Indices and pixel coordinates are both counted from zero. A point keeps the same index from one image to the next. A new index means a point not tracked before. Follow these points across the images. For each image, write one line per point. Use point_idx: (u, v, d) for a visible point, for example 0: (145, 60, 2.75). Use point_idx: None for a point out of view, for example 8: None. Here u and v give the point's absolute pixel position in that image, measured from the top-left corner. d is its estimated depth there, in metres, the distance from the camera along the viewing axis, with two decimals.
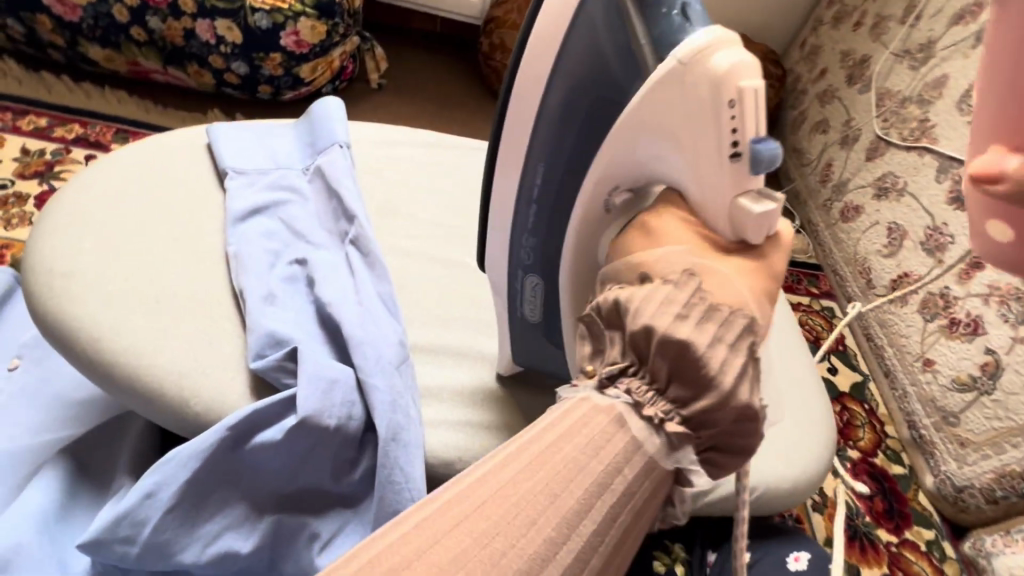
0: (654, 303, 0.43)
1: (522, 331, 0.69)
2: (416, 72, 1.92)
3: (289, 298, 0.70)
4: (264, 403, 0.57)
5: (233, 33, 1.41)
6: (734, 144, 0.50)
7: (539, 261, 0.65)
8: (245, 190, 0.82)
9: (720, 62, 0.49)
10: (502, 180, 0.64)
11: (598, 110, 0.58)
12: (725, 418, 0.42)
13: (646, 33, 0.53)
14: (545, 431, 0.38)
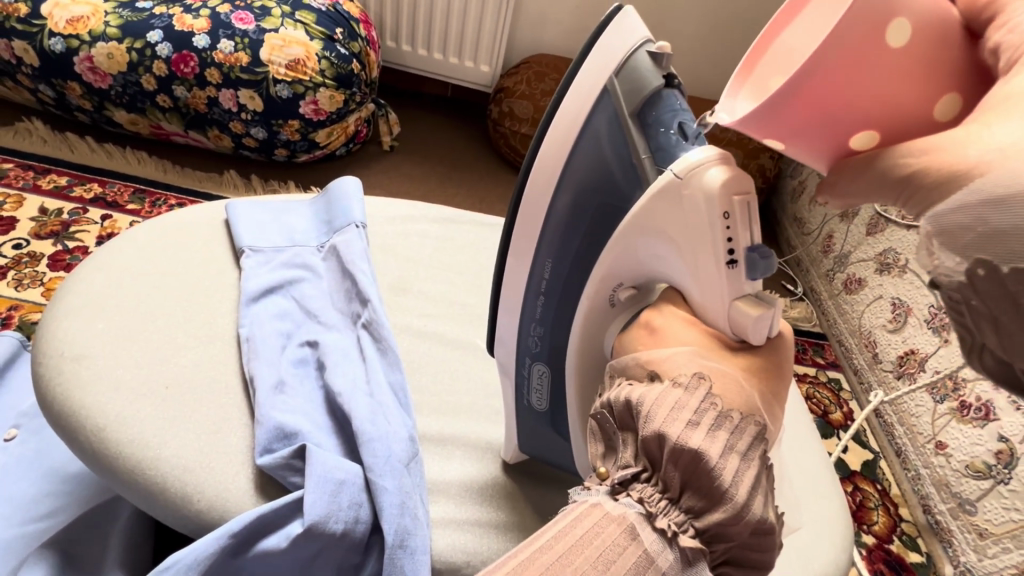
0: (665, 408, 0.41)
1: (529, 418, 0.67)
2: (427, 134, 1.99)
3: (299, 384, 0.70)
4: (272, 506, 0.56)
5: (255, 101, 1.46)
6: (729, 251, 0.49)
7: (544, 358, 0.64)
8: (259, 267, 0.82)
9: (715, 176, 0.48)
10: (515, 264, 0.63)
11: (603, 214, 0.56)
12: (742, 531, 0.39)
13: (647, 148, 0.53)
14: (557, 538, 0.36)
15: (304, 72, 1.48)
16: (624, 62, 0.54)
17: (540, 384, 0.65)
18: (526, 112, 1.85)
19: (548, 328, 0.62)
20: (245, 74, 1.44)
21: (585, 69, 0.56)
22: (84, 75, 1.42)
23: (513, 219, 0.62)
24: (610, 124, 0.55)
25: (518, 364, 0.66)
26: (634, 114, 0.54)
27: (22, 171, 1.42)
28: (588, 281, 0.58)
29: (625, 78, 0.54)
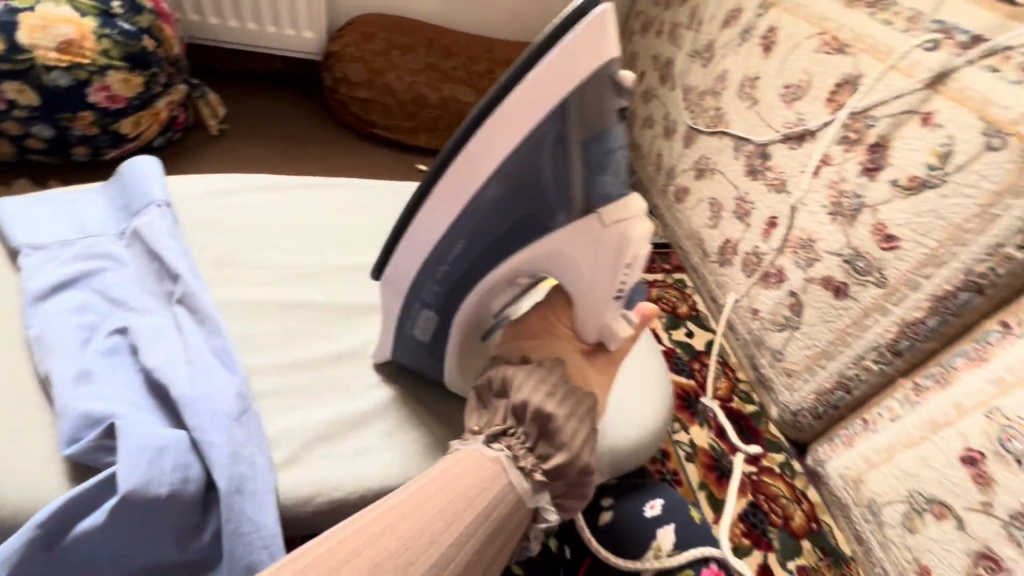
0: (530, 383, 0.61)
1: (410, 343, 0.74)
2: (262, 111, 1.87)
3: (108, 371, 0.66)
4: (79, 489, 0.53)
5: (27, 95, 1.28)
6: (618, 294, 0.63)
7: (433, 307, 0.69)
8: (45, 265, 0.76)
9: (632, 229, 0.58)
10: (430, 221, 0.62)
11: (523, 219, 0.60)
12: (573, 472, 0.60)
13: (581, 186, 0.57)
14: (449, 470, 0.56)
15: (80, 54, 1.30)
16: (586, 83, 0.52)
17: (424, 325, 0.71)
18: (361, 75, 1.82)
19: (446, 287, 0.67)
20: (3, 64, 1.24)
21: (545, 66, 0.51)
22: None
23: (439, 181, 0.60)
24: (554, 147, 0.55)
25: (407, 305, 0.69)
26: (580, 144, 0.55)
27: None
28: (497, 267, 0.64)
29: (580, 106, 0.53)
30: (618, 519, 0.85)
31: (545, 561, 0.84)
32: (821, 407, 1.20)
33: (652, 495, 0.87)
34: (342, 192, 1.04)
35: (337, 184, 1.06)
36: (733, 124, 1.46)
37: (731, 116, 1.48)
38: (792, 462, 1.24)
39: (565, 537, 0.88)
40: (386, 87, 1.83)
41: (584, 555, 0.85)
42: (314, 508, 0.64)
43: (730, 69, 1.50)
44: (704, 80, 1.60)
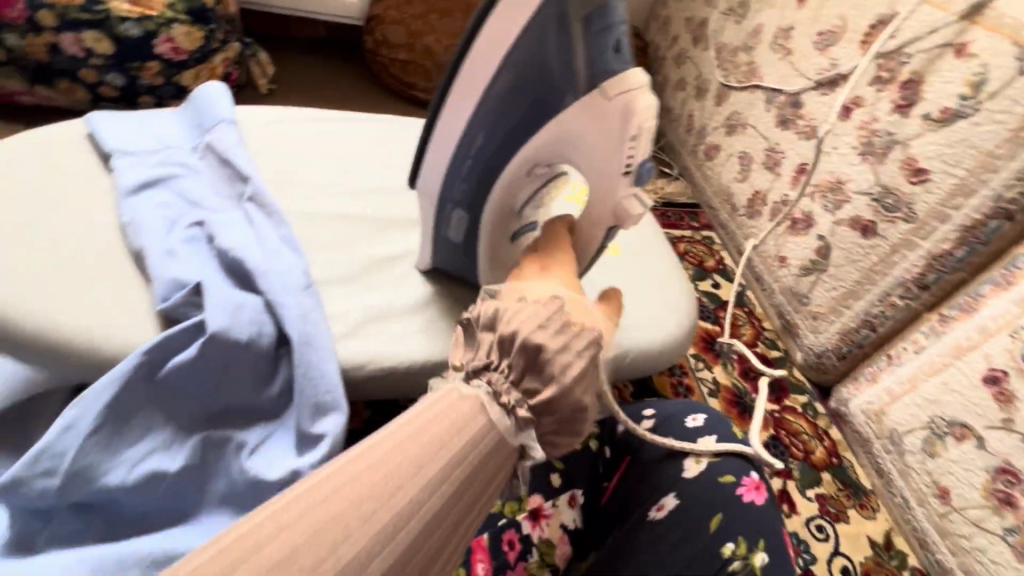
0: (523, 311, 0.47)
1: (444, 245, 0.78)
2: (306, 73, 1.97)
3: (191, 252, 0.75)
4: (173, 330, 0.61)
5: (103, 44, 1.39)
6: (628, 167, 0.62)
7: (462, 209, 0.72)
8: (131, 167, 0.85)
9: (640, 99, 0.58)
10: (447, 122, 0.64)
11: (535, 106, 0.60)
12: (567, 408, 0.46)
13: (585, 62, 0.56)
14: (414, 415, 0.40)
15: (152, 8, 1.43)
16: None
17: (454, 225, 0.74)
18: (401, 37, 1.88)
19: (471, 187, 0.69)
20: (84, 14, 1.36)
21: None
22: None
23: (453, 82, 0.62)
24: (557, 24, 0.55)
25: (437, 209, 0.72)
26: (579, 19, 0.54)
27: None
28: (512, 160, 0.65)
29: None
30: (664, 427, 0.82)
31: (585, 460, 0.82)
32: (845, 347, 1.22)
33: (698, 410, 0.83)
34: (387, 124, 1.10)
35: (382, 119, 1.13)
36: (766, 77, 1.47)
37: (764, 70, 1.49)
38: (815, 404, 1.25)
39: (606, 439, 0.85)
40: (425, 49, 1.89)
41: (625, 454, 0.83)
42: (367, 372, 0.72)
43: (764, 23, 1.51)
44: (738, 36, 1.61)
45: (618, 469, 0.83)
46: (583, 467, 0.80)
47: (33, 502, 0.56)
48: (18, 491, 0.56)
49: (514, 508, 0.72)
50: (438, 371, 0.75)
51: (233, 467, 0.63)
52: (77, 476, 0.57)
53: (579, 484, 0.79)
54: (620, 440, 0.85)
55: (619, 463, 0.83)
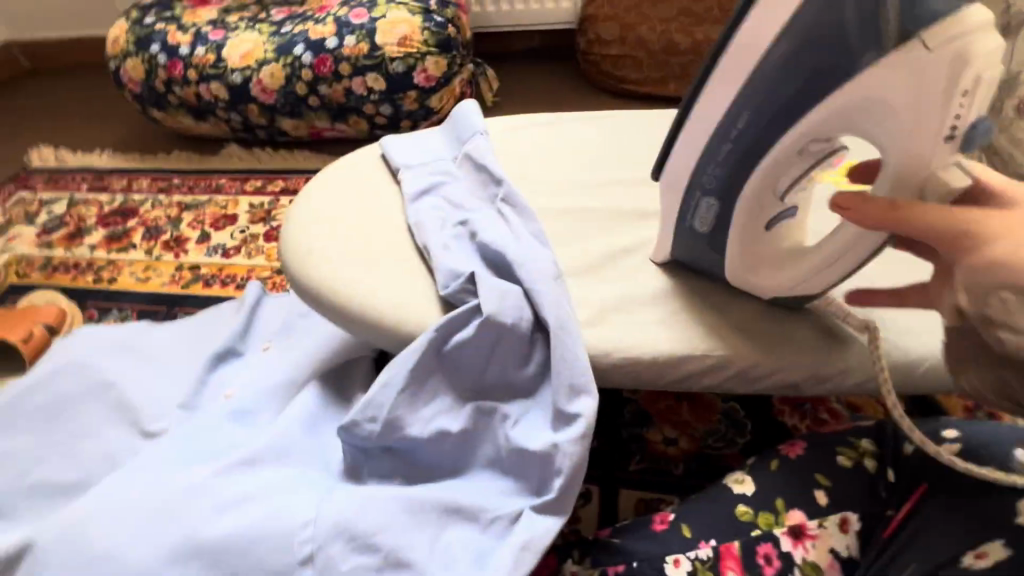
0: None
1: (688, 238, 0.75)
2: (523, 83, 2.13)
3: (460, 247, 0.88)
4: (455, 312, 0.72)
5: (379, 82, 1.73)
6: (951, 130, 0.55)
7: (715, 194, 0.70)
8: (413, 179, 1.04)
9: (975, 46, 0.52)
10: (710, 102, 0.65)
11: (819, 71, 0.58)
12: None
13: (896, 13, 0.53)
14: None
15: (411, 45, 1.72)
16: None
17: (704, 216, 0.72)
18: (614, 33, 1.89)
19: (728, 169, 0.67)
20: (367, 60, 1.71)
21: None
22: (258, 96, 1.79)
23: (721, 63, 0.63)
24: None
25: (686, 195, 0.71)
26: None
27: (234, 182, 1.85)
28: (786, 134, 0.62)
29: None
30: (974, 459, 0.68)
31: (861, 480, 0.71)
32: None
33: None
34: (617, 117, 1.12)
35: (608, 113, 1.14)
36: None
37: None
38: None
39: (887, 461, 0.72)
40: (637, 41, 1.87)
41: (919, 480, 0.69)
42: (612, 361, 0.73)
43: None
44: None
45: (910, 497, 0.69)
46: (860, 490, 0.70)
47: (363, 439, 0.73)
48: (355, 429, 0.73)
49: (771, 521, 0.70)
50: (690, 364, 0.72)
51: (499, 436, 0.71)
52: (390, 425, 0.72)
53: (853, 507, 0.69)
54: (907, 464, 0.71)
55: (908, 490, 0.69)
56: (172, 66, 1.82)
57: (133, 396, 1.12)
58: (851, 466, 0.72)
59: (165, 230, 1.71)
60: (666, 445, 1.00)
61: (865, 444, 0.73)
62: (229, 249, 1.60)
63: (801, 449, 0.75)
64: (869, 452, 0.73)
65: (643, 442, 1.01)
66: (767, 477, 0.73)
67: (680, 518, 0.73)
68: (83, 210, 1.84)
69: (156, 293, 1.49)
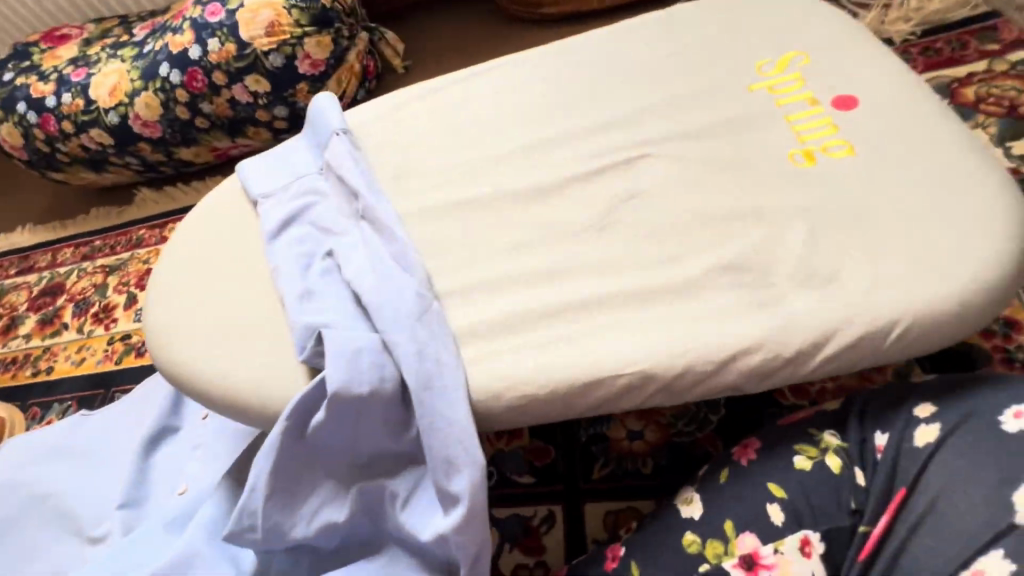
0: None
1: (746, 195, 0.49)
2: (432, 37, 1.87)
3: (324, 289, 0.73)
4: (303, 391, 0.59)
5: (262, 83, 1.53)
6: None
7: None
8: (273, 209, 0.88)
9: None
10: None
11: None
12: None
13: None
14: None
15: (282, 32, 1.49)
16: None
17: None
18: None
19: None
20: (240, 62, 1.50)
21: None
22: (143, 132, 1.61)
23: None
24: None
25: None
26: None
27: (152, 231, 1.71)
28: None
29: None
30: (950, 445, 0.59)
31: (828, 485, 0.61)
32: None
33: (1021, 399, 0.60)
34: (497, 72, 0.91)
35: (490, 67, 0.93)
36: None
37: None
38: None
39: (855, 455, 0.63)
40: None
41: (895, 482, 0.61)
42: (506, 403, 0.59)
43: None
44: None
45: (888, 505, 0.60)
46: (823, 495, 0.61)
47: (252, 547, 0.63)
48: (240, 541, 0.63)
49: (719, 551, 0.61)
50: (599, 391, 0.58)
51: (393, 521, 0.60)
52: (271, 532, 0.61)
53: (818, 518, 0.60)
54: (876, 458, 0.62)
55: (884, 495, 0.60)
56: (45, 122, 1.64)
57: (73, 503, 1.06)
58: (811, 468, 0.63)
59: (93, 301, 1.61)
60: (631, 441, 0.88)
61: (827, 437, 0.64)
62: None
63: (755, 453, 0.66)
64: (833, 446, 0.64)
65: (606, 443, 0.88)
66: (718, 494, 0.64)
67: (630, 552, 0.64)
68: (14, 296, 1.75)
69: (92, 374, 1.40)
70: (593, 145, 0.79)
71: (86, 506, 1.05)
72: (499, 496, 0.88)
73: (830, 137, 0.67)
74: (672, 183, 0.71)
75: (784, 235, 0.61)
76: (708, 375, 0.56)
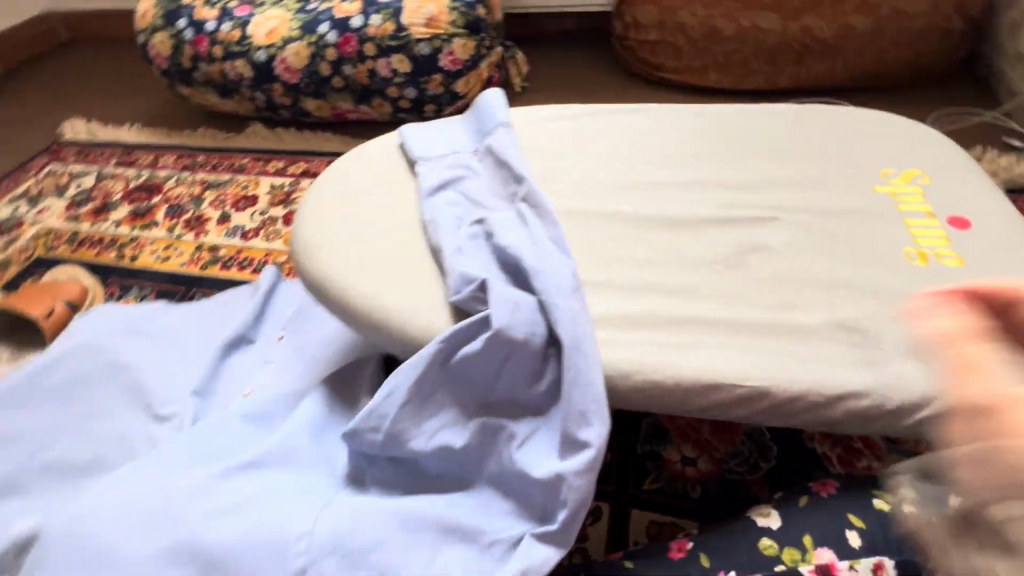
0: None
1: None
2: (552, 69, 2.03)
3: (475, 249, 0.83)
4: (466, 323, 0.69)
5: (404, 64, 1.68)
6: None
7: None
8: (430, 171, 0.98)
9: None
10: None
11: None
12: None
13: None
14: None
15: (439, 27, 1.66)
16: None
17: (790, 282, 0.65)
18: (652, 17, 1.79)
19: None
20: (393, 41, 1.66)
21: None
22: (282, 75, 1.75)
23: None
24: None
25: None
26: None
27: (255, 162, 1.83)
28: None
29: None
30: None
31: None
32: None
33: None
34: (649, 114, 1.04)
35: (642, 108, 1.06)
36: None
37: None
38: None
39: None
40: (677, 25, 1.76)
41: None
42: (634, 382, 0.68)
43: None
44: None
45: None
46: (900, 534, 0.66)
47: (367, 447, 0.70)
48: (358, 439, 0.71)
49: (795, 557, 0.66)
50: (717, 394, 0.67)
51: (505, 456, 0.68)
52: (391, 438, 0.69)
53: (894, 551, 0.65)
54: None
55: None
56: (199, 42, 1.80)
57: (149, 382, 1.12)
58: (889, 510, 0.68)
59: (187, 209, 1.71)
60: (683, 465, 0.95)
61: None
62: (248, 231, 1.58)
63: (835, 487, 0.72)
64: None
65: (660, 460, 0.96)
66: (798, 514, 0.70)
67: (697, 547, 0.69)
68: (110, 185, 1.86)
69: (175, 273, 1.49)
70: (727, 197, 0.89)
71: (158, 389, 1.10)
72: None
73: (943, 247, 0.78)
74: (798, 245, 0.80)
75: (896, 311, 0.71)
76: (816, 405, 0.65)
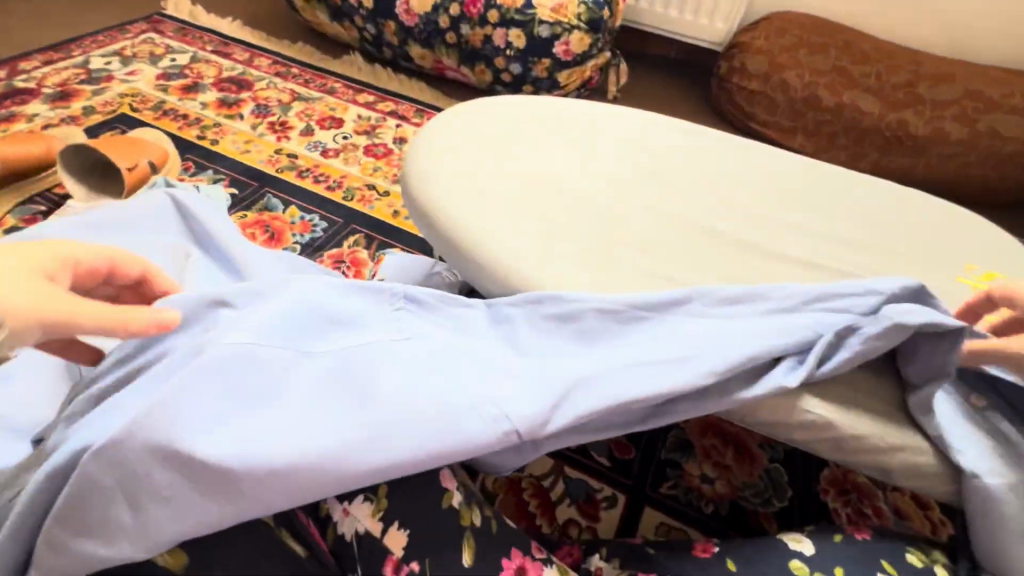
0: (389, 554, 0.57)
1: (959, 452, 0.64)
2: (647, 88, 2.08)
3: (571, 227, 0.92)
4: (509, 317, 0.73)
5: (520, 39, 1.72)
6: None
7: None
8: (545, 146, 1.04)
9: None
10: None
11: None
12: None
13: None
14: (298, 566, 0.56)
15: (563, 15, 1.71)
16: None
17: (884, 335, 0.69)
18: (760, 67, 1.83)
19: None
20: (517, 15, 1.71)
21: None
22: (400, 15, 1.80)
23: None
24: None
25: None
26: None
27: (346, 88, 1.85)
28: None
29: None
30: None
31: None
32: None
33: None
34: (752, 151, 1.08)
35: (749, 145, 1.09)
36: None
37: None
38: None
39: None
40: (782, 82, 1.80)
41: None
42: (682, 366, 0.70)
43: None
44: None
45: None
46: None
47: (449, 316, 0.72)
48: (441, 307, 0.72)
49: None
50: (787, 413, 0.69)
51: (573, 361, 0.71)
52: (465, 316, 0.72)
53: None
54: None
55: None
56: None
57: (209, 223, 0.95)
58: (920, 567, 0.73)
59: (274, 112, 1.73)
60: (701, 482, 0.98)
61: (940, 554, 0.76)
62: (328, 150, 1.62)
63: (870, 534, 0.76)
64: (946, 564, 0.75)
65: (679, 470, 0.99)
66: (831, 547, 0.74)
67: (725, 552, 0.74)
68: (203, 68, 1.88)
69: (251, 167, 1.53)
70: (818, 245, 0.93)
71: (223, 232, 0.93)
72: (576, 459, 0.98)
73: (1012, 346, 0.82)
74: None
75: (978, 390, 0.72)
76: (876, 450, 0.68)
